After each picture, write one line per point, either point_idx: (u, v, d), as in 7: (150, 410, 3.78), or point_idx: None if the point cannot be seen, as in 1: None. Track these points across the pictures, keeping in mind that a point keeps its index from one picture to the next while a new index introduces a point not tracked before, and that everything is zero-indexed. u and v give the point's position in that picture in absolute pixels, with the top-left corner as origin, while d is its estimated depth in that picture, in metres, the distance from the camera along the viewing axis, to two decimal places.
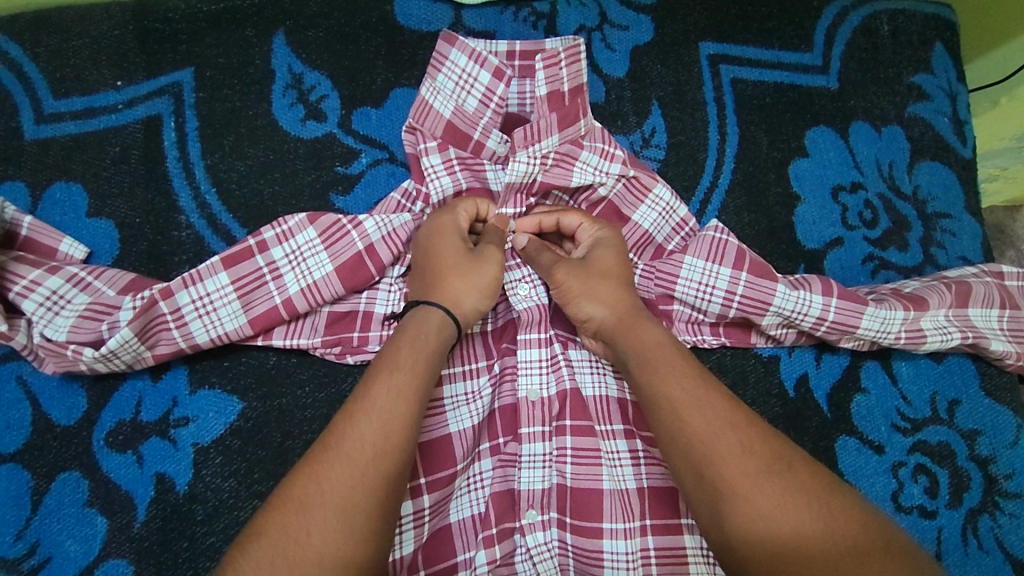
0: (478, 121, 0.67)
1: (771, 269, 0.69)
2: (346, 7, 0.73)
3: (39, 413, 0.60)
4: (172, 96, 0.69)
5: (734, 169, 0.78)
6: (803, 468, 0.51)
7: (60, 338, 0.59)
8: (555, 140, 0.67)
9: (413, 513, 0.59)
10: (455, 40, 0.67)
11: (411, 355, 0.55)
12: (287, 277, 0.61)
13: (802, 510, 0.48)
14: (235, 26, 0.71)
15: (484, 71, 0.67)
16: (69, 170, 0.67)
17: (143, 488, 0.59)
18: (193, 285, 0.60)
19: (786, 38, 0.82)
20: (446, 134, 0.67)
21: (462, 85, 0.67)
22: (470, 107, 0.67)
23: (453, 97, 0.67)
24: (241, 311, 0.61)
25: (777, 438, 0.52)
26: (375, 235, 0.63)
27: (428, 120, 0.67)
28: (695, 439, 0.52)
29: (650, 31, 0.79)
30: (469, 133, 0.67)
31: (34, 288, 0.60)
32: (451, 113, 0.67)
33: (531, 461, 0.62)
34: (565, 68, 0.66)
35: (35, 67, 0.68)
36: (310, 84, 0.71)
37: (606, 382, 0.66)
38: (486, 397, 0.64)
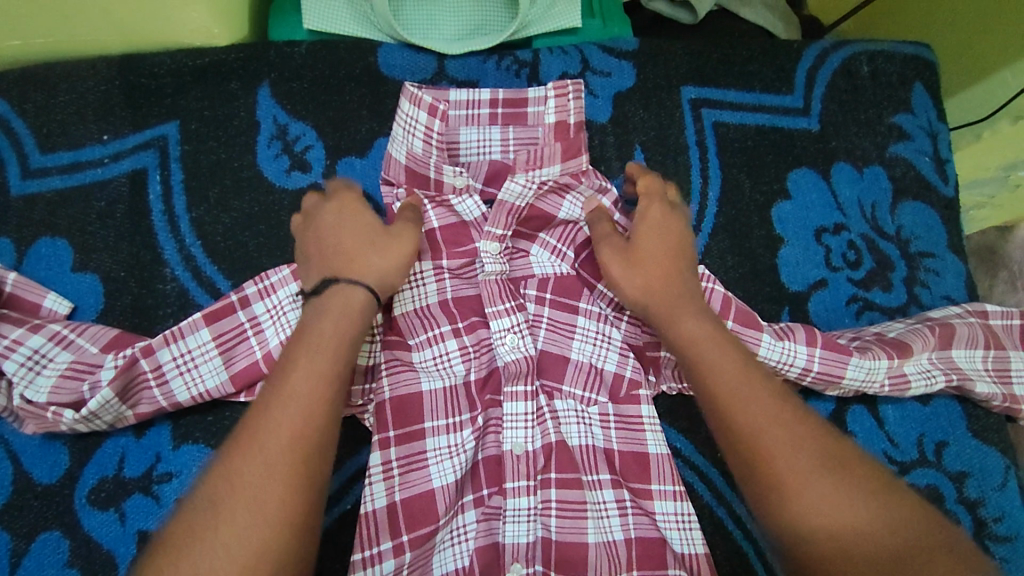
0: (429, 161, 0.67)
1: (758, 319, 0.70)
2: (330, 57, 0.74)
3: (21, 472, 0.60)
4: (157, 150, 0.70)
5: (717, 213, 0.78)
6: (854, 463, 0.53)
7: (41, 399, 0.59)
8: (556, 169, 0.67)
9: (393, 570, 0.60)
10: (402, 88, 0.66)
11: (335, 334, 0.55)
12: (267, 332, 0.61)
13: (861, 506, 0.51)
14: (219, 79, 0.72)
15: (421, 112, 0.65)
16: (54, 226, 0.67)
17: (125, 546, 0.59)
18: (175, 343, 0.60)
19: (767, 81, 0.83)
20: (408, 178, 0.68)
21: (407, 129, 0.66)
22: (417, 148, 0.66)
23: (404, 142, 0.67)
24: (222, 367, 0.61)
25: (824, 431, 0.54)
26: None
27: (393, 169, 0.68)
28: (748, 433, 0.53)
29: (632, 77, 0.80)
30: (426, 174, 0.67)
31: (15, 348, 0.60)
32: (406, 158, 0.67)
33: (516, 516, 0.61)
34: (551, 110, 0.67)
35: (22, 122, 0.69)
36: (295, 135, 0.72)
37: (592, 432, 0.66)
38: (469, 450, 0.64)
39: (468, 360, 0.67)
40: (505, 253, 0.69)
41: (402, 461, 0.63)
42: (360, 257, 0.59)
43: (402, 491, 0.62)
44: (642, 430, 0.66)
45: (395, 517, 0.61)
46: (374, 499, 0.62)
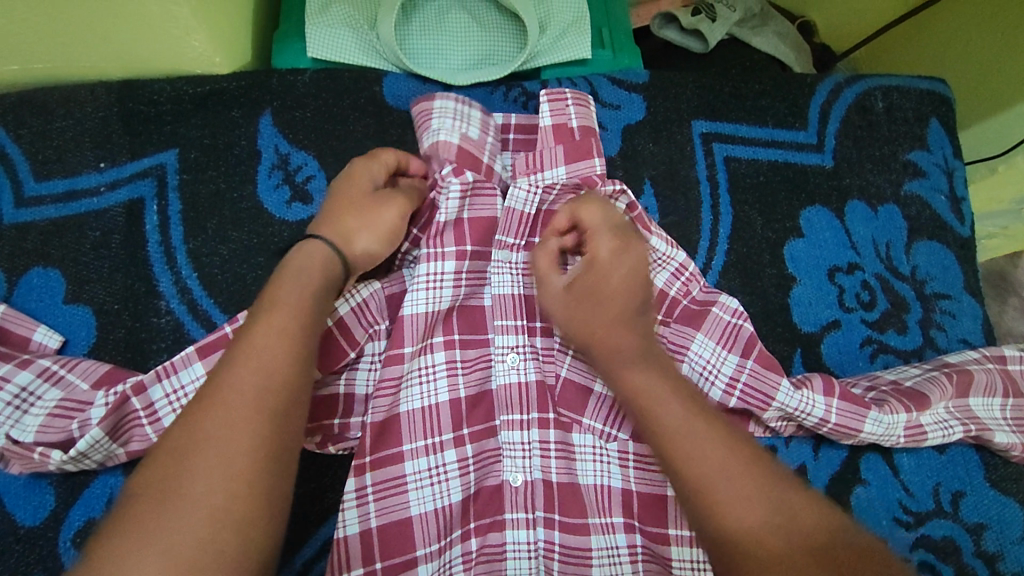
0: (483, 144, 0.68)
1: (778, 364, 0.68)
2: (334, 86, 0.72)
3: (5, 514, 0.58)
4: (155, 179, 0.68)
5: (729, 250, 0.76)
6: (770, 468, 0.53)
7: (27, 439, 0.58)
8: (561, 172, 0.69)
9: None
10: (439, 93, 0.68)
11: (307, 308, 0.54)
12: None
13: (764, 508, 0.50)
14: (220, 107, 0.70)
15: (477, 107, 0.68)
16: (46, 255, 0.65)
17: None
18: (168, 376, 0.58)
19: (779, 116, 0.81)
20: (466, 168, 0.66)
21: (462, 118, 0.67)
22: (474, 136, 0.67)
23: (457, 131, 0.66)
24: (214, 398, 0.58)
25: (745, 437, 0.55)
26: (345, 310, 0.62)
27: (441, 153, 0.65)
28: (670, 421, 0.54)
29: (642, 110, 0.78)
30: (479, 156, 0.67)
31: (2, 385, 0.58)
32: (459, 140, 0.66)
33: (517, 553, 0.62)
34: (568, 105, 0.70)
35: (17, 148, 0.67)
36: (296, 165, 0.71)
37: (610, 472, 0.63)
38: (453, 479, 0.61)
39: (455, 375, 0.64)
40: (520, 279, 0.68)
41: (377, 486, 0.60)
42: (352, 221, 0.60)
43: (379, 517, 0.59)
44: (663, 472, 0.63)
45: (372, 546, 0.59)
46: (346, 525, 0.58)
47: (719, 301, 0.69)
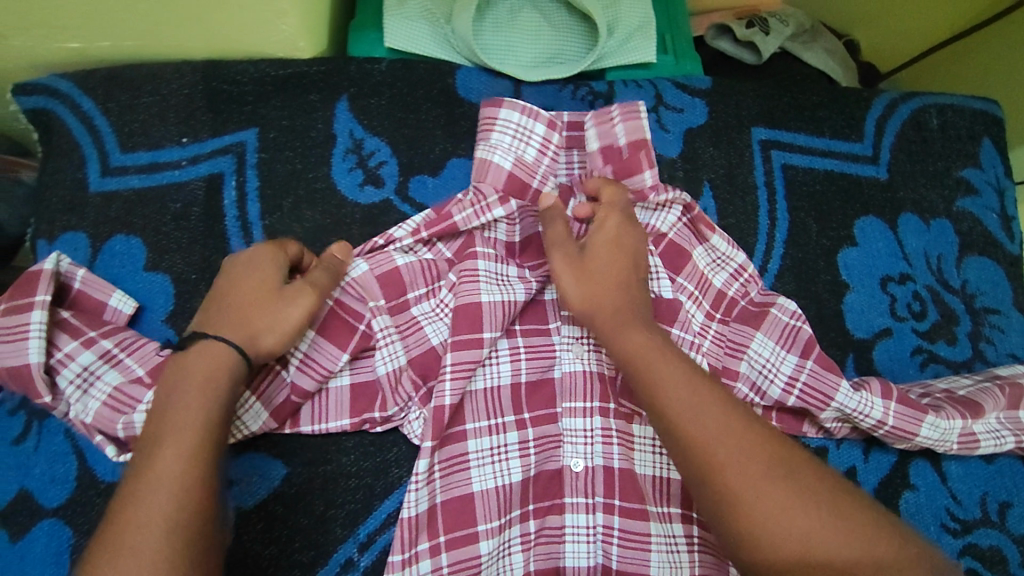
0: (537, 169, 0.70)
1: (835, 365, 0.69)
2: (409, 77, 0.74)
3: (85, 469, 0.60)
4: (235, 155, 0.70)
5: (784, 255, 0.78)
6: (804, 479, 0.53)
7: (87, 420, 0.59)
8: None
9: (431, 571, 0.60)
10: (505, 101, 0.69)
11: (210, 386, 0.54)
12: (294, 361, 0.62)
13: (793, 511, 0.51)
14: (300, 90, 0.72)
15: (539, 124, 0.70)
16: (129, 224, 0.67)
17: None
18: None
19: (836, 127, 0.83)
20: (508, 185, 0.68)
21: (520, 138, 0.69)
22: (529, 158, 0.69)
23: (512, 152, 0.69)
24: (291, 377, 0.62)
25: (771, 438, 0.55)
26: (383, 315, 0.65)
27: (490, 174, 0.68)
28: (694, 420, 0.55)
29: (704, 114, 0.80)
30: (529, 182, 0.69)
31: (68, 362, 0.61)
32: (512, 164, 0.69)
33: (575, 535, 0.64)
34: (619, 123, 0.71)
35: (105, 120, 0.69)
36: (369, 150, 0.73)
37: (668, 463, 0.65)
38: (512, 458, 0.64)
39: (517, 361, 0.67)
40: None
41: (443, 461, 0.63)
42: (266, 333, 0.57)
43: (444, 492, 0.62)
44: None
45: (436, 520, 0.61)
46: (416, 503, 0.61)
47: (778, 303, 0.70)
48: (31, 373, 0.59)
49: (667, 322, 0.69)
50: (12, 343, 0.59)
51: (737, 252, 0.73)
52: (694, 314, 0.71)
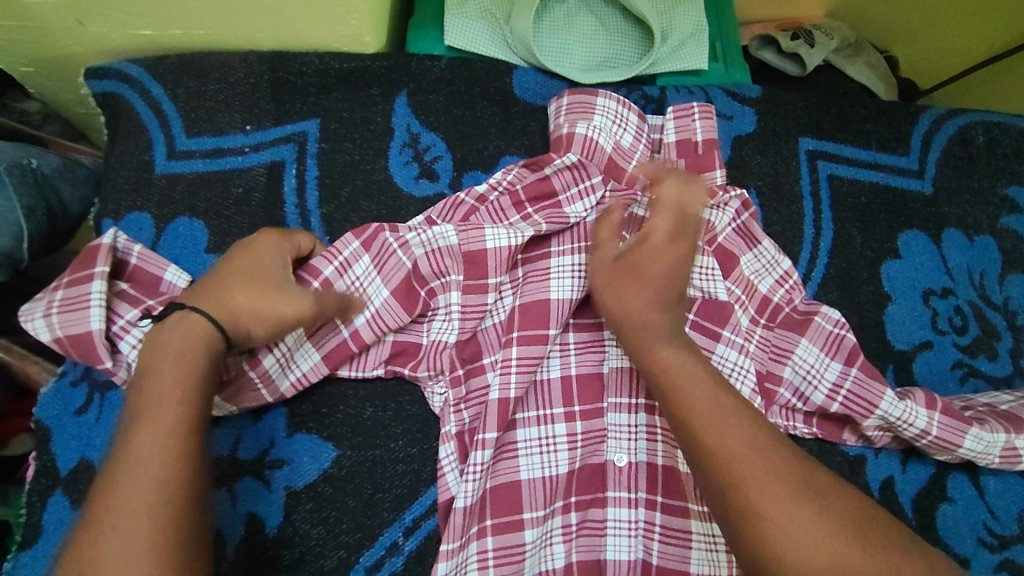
0: (632, 154, 0.74)
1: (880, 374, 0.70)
2: (467, 75, 0.75)
3: None
4: (297, 144, 0.72)
5: (827, 264, 0.79)
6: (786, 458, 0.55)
7: None
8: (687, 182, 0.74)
9: (478, 553, 0.62)
10: (606, 92, 0.74)
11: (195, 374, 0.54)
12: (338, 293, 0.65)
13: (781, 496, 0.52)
14: (361, 84, 0.73)
15: (633, 114, 0.74)
16: (193, 207, 0.69)
17: (236, 527, 0.61)
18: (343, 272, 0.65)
19: (883, 140, 0.83)
20: (607, 167, 0.72)
21: (619, 122, 0.73)
22: (626, 142, 0.74)
23: (612, 134, 0.73)
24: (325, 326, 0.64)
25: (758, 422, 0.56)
26: (417, 250, 0.66)
27: (595, 156, 0.71)
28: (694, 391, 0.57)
29: (753, 123, 0.81)
30: (624, 165, 0.72)
31: (129, 329, 0.62)
32: (612, 148, 0.73)
33: (617, 530, 0.64)
34: (699, 119, 0.74)
35: (173, 106, 0.71)
36: (425, 145, 0.74)
37: None
38: (561, 450, 0.66)
39: (566, 356, 0.69)
40: None
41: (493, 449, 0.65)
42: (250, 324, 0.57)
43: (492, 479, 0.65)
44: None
45: (486, 505, 0.64)
46: (466, 493, 0.62)
47: (821, 311, 0.71)
48: (94, 340, 0.61)
49: (717, 324, 0.71)
50: (74, 311, 0.61)
51: (786, 259, 0.75)
52: (741, 318, 0.72)
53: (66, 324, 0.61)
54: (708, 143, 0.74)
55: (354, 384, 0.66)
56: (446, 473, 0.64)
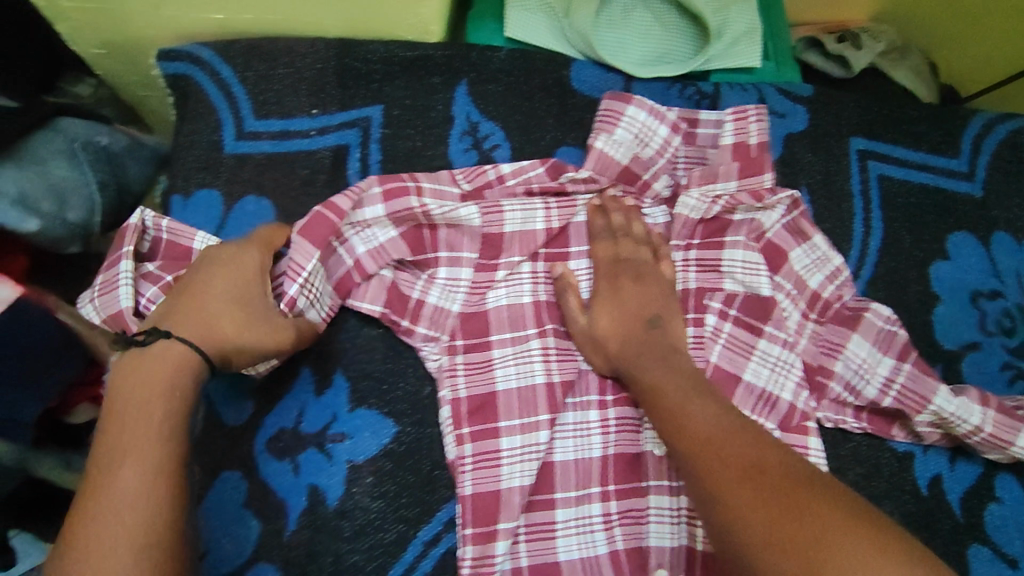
0: (650, 166, 0.74)
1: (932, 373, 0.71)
2: (526, 66, 0.77)
3: (213, 413, 0.65)
4: (361, 129, 0.73)
5: (877, 263, 0.79)
6: (774, 471, 0.55)
7: None
8: (732, 185, 0.74)
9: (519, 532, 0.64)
10: (637, 100, 0.74)
11: (160, 401, 0.53)
12: (354, 242, 0.68)
13: (767, 507, 0.52)
14: (424, 72, 0.75)
15: (662, 126, 0.74)
16: (260, 186, 0.71)
17: (297, 497, 0.63)
18: (358, 225, 0.68)
19: (933, 143, 0.84)
20: (619, 176, 0.74)
21: (641, 137, 0.73)
22: (646, 155, 0.74)
23: (631, 149, 0.73)
24: (377, 309, 0.68)
25: (752, 442, 0.58)
26: (438, 216, 0.70)
27: (607, 171, 0.73)
28: (688, 419, 0.60)
29: (805, 121, 0.82)
30: (639, 174, 0.74)
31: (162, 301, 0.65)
32: (628, 160, 0.73)
33: (660, 516, 0.66)
34: (755, 122, 0.74)
35: (242, 88, 0.73)
36: (484, 133, 0.76)
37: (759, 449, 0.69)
38: (596, 435, 0.68)
39: None
40: (702, 264, 0.74)
41: None
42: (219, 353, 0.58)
43: None
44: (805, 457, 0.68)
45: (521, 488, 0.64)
46: (508, 476, 0.64)
47: (872, 308, 0.72)
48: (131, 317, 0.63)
49: (760, 319, 0.71)
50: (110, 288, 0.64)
51: (837, 255, 0.75)
52: (790, 313, 0.72)
53: (103, 306, 0.64)
54: (759, 146, 0.74)
55: (414, 360, 0.69)
56: (499, 457, 0.64)
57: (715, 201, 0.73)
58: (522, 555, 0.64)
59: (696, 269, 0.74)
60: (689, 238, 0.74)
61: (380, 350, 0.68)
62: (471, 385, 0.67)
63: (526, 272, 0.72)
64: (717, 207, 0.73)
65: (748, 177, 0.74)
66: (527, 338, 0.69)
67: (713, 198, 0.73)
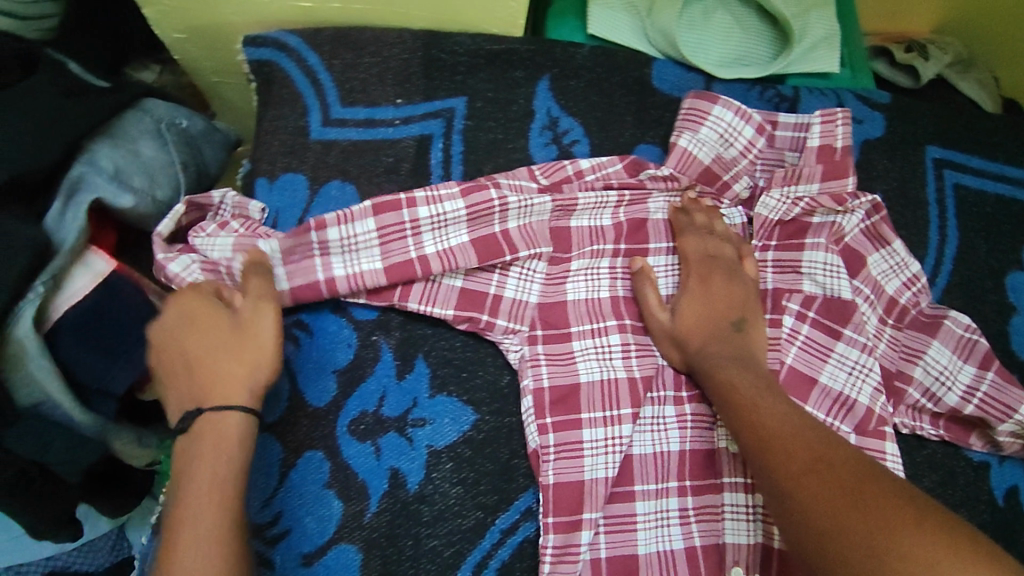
0: (733, 167, 0.74)
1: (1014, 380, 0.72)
2: (608, 63, 0.77)
3: (297, 391, 0.65)
4: (444, 120, 0.74)
5: (952, 271, 0.79)
6: (841, 468, 0.55)
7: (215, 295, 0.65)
8: (813, 188, 0.74)
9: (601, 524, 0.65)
10: (723, 99, 0.73)
11: (227, 459, 0.56)
12: (425, 238, 0.67)
13: (832, 502, 0.53)
14: (508, 66, 0.76)
15: (748, 126, 0.74)
16: (345, 171, 0.72)
17: (378, 480, 0.64)
18: (433, 203, 0.67)
19: (1010, 153, 0.83)
20: (700, 176, 0.74)
21: (727, 137, 0.73)
22: (729, 155, 0.74)
23: (715, 149, 0.73)
24: (460, 285, 0.68)
25: (824, 441, 0.58)
26: (513, 217, 0.69)
27: (690, 170, 0.74)
28: (762, 419, 0.60)
29: (882, 127, 0.82)
30: (720, 175, 0.74)
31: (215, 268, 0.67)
32: (711, 160, 0.74)
33: (735, 513, 0.66)
34: (842, 126, 0.74)
35: (328, 75, 0.74)
36: (564, 128, 0.76)
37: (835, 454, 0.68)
38: (672, 431, 0.68)
39: None
40: (780, 265, 0.74)
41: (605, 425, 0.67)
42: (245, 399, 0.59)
43: None
44: (884, 462, 0.68)
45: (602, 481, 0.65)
46: (603, 467, 0.65)
47: (950, 315, 0.72)
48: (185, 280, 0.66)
49: (838, 322, 0.71)
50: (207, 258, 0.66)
51: (914, 261, 0.75)
52: (869, 317, 0.73)
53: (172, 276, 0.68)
54: (844, 150, 0.74)
55: (494, 349, 0.69)
56: (581, 449, 0.65)
57: (796, 203, 0.73)
58: (602, 546, 0.65)
59: (773, 269, 0.74)
60: (767, 239, 0.75)
61: (460, 338, 0.69)
62: (554, 376, 0.67)
63: (604, 268, 0.72)
64: (798, 209, 0.73)
65: (831, 180, 0.74)
66: (607, 331, 0.70)
67: (794, 200, 0.73)
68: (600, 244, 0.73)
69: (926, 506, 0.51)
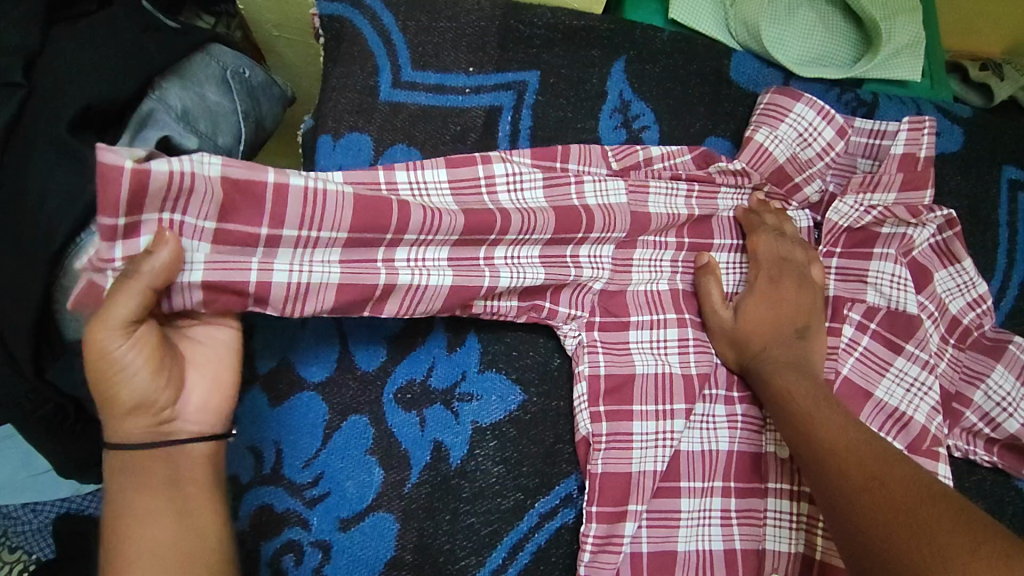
0: (807, 168, 0.73)
1: None
2: (687, 50, 0.76)
3: (346, 353, 0.64)
4: (516, 92, 0.73)
5: (1018, 296, 0.77)
6: (894, 483, 0.52)
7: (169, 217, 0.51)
8: (889, 197, 0.72)
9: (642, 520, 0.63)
10: (802, 97, 0.72)
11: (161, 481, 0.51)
12: (501, 194, 0.65)
13: (884, 524, 0.49)
14: (585, 44, 0.74)
15: (829, 127, 0.72)
16: (411, 136, 0.70)
17: (421, 451, 0.62)
18: (508, 162, 0.66)
19: None
20: (772, 174, 0.73)
21: (807, 136, 0.72)
22: (805, 156, 0.73)
23: (791, 147, 0.72)
24: (542, 279, 0.64)
25: (881, 455, 0.54)
26: (590, 201, 0.66)
27: (762, 166, 0.72)
28: (818, 431, 0.57)
29: (959, 143, 0.79)
30: (792, 175, 0.73)
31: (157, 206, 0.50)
32: (786, 159, 0.72)
33: (777, 520, 0.65)
34: (927, 135, 0.73)
35: (402, 36, 0.72)
36: (635, 113, 0.75)
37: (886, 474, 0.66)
38: (722, 431, 0.67)
39: None
40: (843, 273, 0.72)
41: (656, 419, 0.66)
42: (153, 455, 0.51)
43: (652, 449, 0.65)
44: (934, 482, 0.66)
45: (648, 476, 0.63)
46: (653, 461, 0.64)
47: (1017, 340, 0.71)
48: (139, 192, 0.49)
49: (901, 337, 0.69)
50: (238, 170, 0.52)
51: (982, 282, 0.73)
52: (932, 335, 0.71)
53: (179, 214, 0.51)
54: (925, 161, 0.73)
55: (548, 332, 0.68)
56: (631, 440, 0.63)
57: (868, 209, 0.72)
58: (643, 541, 0.63)
59: (836, 276, 0.72)
60: (833, 246, 0.73)
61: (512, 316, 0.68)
62: (608, 364, 0.65)
63: (666, 261, 0.71)
64: (869, 216, 0.72)
65: (906, 188, 0.72)
66: (666, 324, 0.68)
67: (867, 206, 0.72)
68: (661, 237, 0.70)
69: (985, 527, 0.46)
